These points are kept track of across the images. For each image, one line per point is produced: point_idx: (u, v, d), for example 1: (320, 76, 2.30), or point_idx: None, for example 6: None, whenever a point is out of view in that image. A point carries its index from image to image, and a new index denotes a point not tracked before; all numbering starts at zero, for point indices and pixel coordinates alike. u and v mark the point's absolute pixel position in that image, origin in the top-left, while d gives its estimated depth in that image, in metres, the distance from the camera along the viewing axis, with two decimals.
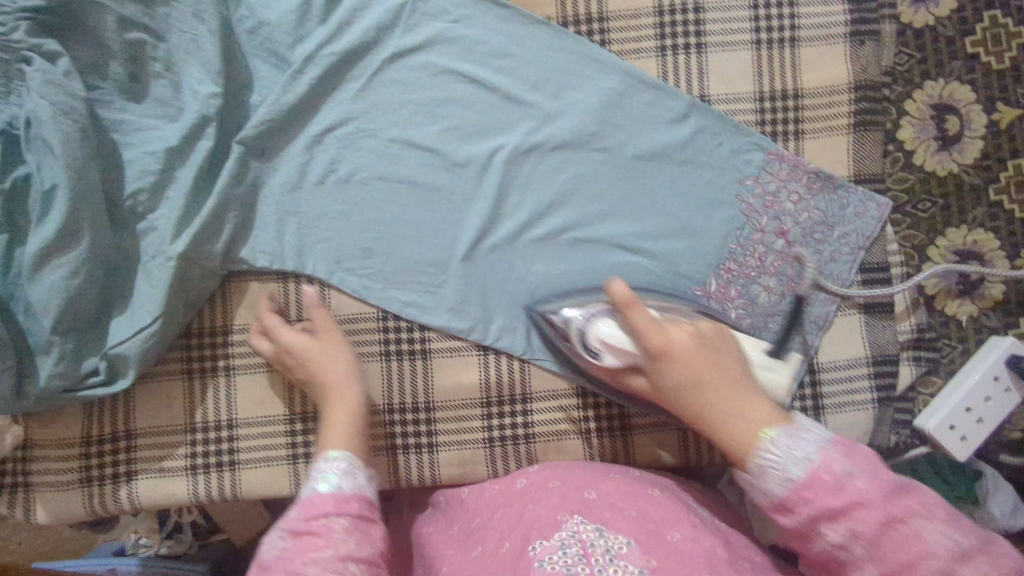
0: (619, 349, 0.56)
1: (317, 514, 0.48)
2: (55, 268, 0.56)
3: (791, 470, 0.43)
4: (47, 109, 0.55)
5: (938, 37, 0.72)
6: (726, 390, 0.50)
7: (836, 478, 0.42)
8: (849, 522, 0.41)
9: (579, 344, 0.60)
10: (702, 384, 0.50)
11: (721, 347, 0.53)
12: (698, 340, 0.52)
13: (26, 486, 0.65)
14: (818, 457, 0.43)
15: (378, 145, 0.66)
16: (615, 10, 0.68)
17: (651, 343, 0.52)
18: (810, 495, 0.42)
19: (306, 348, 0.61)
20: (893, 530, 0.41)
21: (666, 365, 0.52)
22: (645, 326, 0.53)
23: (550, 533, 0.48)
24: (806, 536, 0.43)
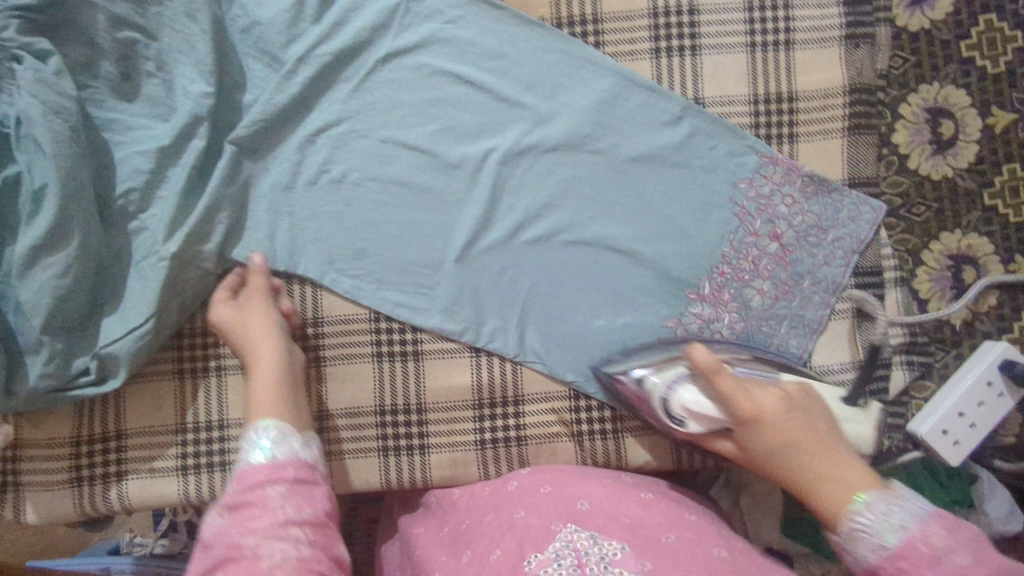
0: (705, 416, 0.56)
1: (252, 484, 0.46)
2: (45, 267, 0.56)
3: (883, 537, 0.44)
4: (39, 108, 0.55)
5: (934, 41, 0.72)
6: (820, 455, 0.50)
7: (933, 552, 0.42)
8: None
9: (661, 411, 0.59)
10: (791, 447, 0.51)
11: (809, 407, 0.54)
12: (786, 403, 0.54)
13: (16, 486, 0.65)
14: (916, 528, 0.43)
15: (371, 145, 0.66)
16: (610, 12, 0.68)
17: (739, 408, 0.53)
18: (903, 565, 0.42)
19: (232, 320, 0.60)
20: None
21: (755, 430, 0.53)
22: (733, 391, 0.54)
23: (544, 544, 0.47)
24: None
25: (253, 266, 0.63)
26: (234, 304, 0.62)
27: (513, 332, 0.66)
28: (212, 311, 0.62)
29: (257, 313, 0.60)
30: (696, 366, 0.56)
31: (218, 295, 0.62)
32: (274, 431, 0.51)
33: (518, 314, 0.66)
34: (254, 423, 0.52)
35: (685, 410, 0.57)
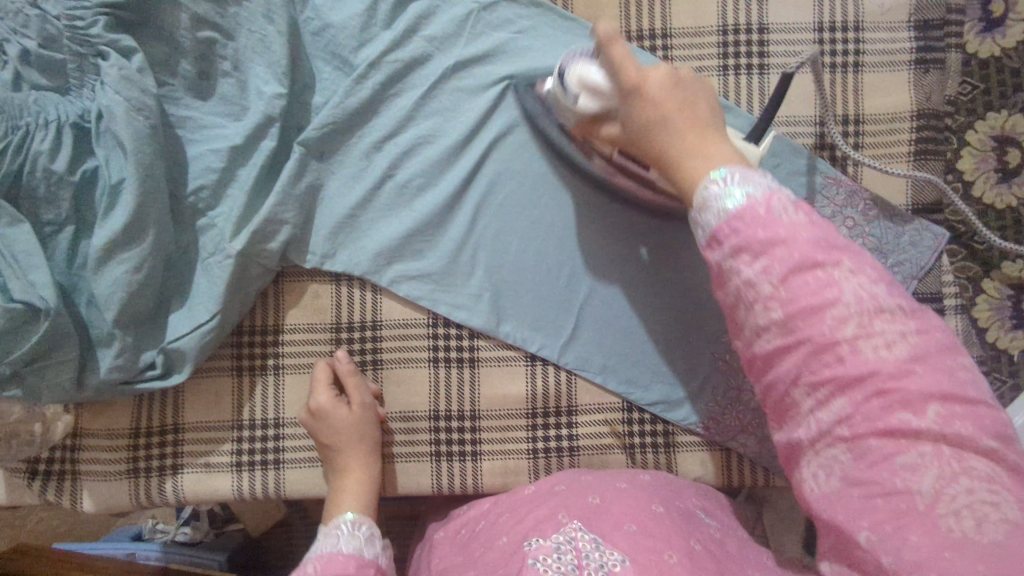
0: (596, 91, 0.54)
1: (338, 572, 0.51)
2: (119, 262, 0.56)
3: (727, 202, 0.41)
4: (122, 105, 0.55)
5: (1003, 68, 0.72)
6: (686, 130, 0.49)
7: (769, 213, 0.39)
8: (768, 257, 0.38)
9: (556, 86, 0.57)
10: (666, 120, 0.49)
11: (697, 91, 0.51)
12: (673, 79, 0.51)
13: (73, 473, 0.65)
14: (759, 195, 0.40)
15: (437, 153, 0.66)
16: (679, 27, 0.68)
17: (625, 77, 0.51)
18: (736, 225, 0.40)
19: (337, 416, 0.62)
20: (808, 274, 0.37)
21: (636, 100, 0.50)
22: (623, 61, 0.51)
23: (550, 533, 0.50)
24: (722, 274, 0.41)
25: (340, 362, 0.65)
26: (337, 401, 0.63)
27: (578, 347, 0.66)
28: (313, 395, 0.64)
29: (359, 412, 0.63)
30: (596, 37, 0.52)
31: (322, 377, 0.65)
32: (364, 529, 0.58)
33: (572, 324, 0.66)
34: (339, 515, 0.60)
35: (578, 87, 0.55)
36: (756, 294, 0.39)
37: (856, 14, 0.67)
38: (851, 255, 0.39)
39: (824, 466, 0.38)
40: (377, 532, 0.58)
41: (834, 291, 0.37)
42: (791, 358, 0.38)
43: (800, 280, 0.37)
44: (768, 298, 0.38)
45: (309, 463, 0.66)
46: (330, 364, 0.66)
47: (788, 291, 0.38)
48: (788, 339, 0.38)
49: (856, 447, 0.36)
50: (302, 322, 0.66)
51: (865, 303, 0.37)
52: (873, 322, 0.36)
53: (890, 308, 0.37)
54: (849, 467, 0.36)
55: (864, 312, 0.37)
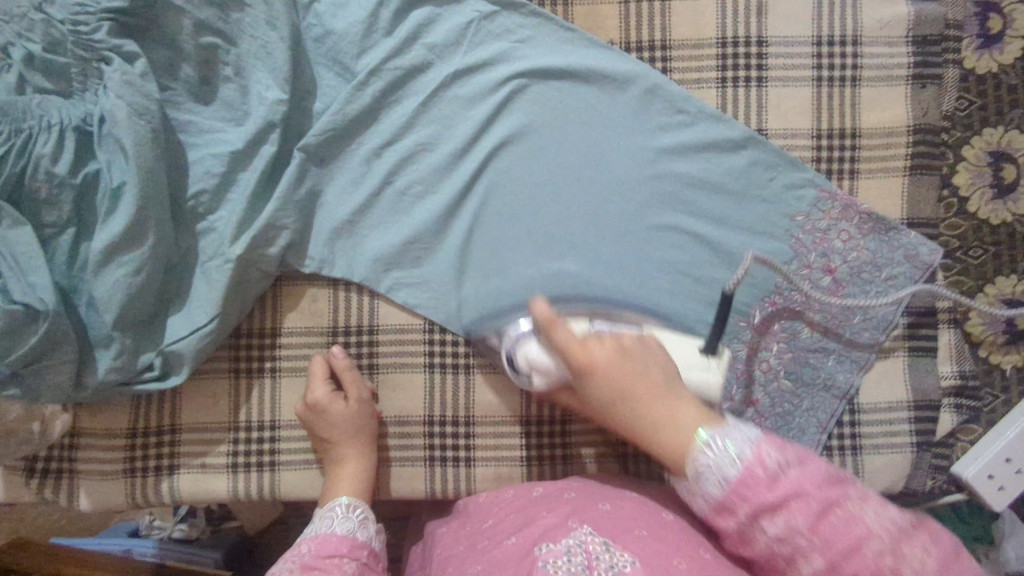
0: (546, 370, 0.59)
1: (332, 553, 0.56)
2: (119, 265, 0.57)
3: (724, 470, 0.43)
4: (124, 109, 0.56)
5: (1000, 84, 0.73)
6: (648, 404, 0.51)
7: (768, 473, 0.42)
8: (787, 515, 0.41)
9: (509, 366, 0.61)
10: (623, 396, 0.52)
11: (641, 354, 0.54)
12: (619, 351, 0.54)
13: (70, 472, 0.66)
14: (749, 453, 0.43)
15: (435, 161, 0.66)
16: (679, 38, 0.69)
17: (575, 359, 0.54)
18: (742, 491, 0.42)
19: (332, 413, 0.63)
20: (828, 516, 0.40)
21: (588, 380, 0.54)
22: (568, 342, 0.55)
23: (558, 537, 0.51)
24: (746, 537, 0.43)
25: (334, 357, 0.65)
26: (334, 395, 0.64)
27: None
28: (309, 391, 0.65)
29: (352, 409, 0.64)
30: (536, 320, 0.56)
31: (319, 373, 0.65)
32: (358, 511, 0.61)
33: None
34: (334, 498, 0.62)
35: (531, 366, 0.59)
36: (791, 547, 0.41)
37: (854, 30, 0.68)
38: (853, 484, 0.42)
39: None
40: (371, 513, 0.62)
41: (860, 526, 0.40)
42: None
43: (827, 520, 0.40)
44: (806, 549, 0.41)
45: (304, 465, 0.67)
46: (326, 359, 0.66)
47: (820, 538, 0.40)
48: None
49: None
50: (299, 325, 0.67)
51: (888, 527, 0.40)
52: (902, 546, 0.39)
53: (907, 528, 0.40)
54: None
55: (895, 541, 0.39)
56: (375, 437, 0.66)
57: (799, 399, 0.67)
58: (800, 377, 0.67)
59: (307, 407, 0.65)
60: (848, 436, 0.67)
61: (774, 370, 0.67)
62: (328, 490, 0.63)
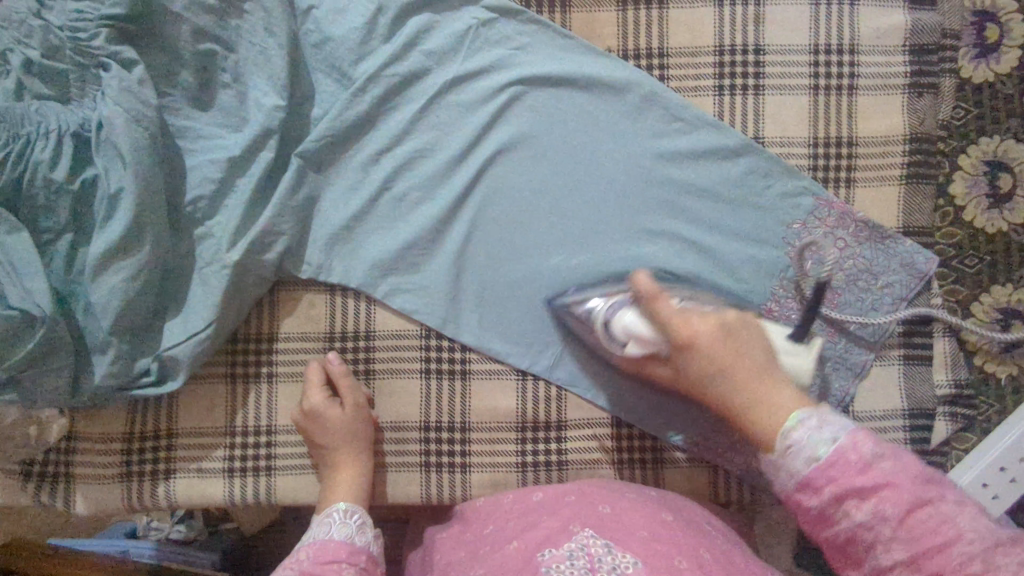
0: (641, 340, 0.59)
1: (330, 559, 0.55)
2: (116, 271, 0.57)
3: (817, 449, 0.42)
4: (122, 116, 0.56)
5: (996, 93, 0.73)
6: (743, 378, 0.52)
7: (862, 460, 0.41)
8: (876, 502, 0.39)
9: (603, 334, 0.62)
10: (724, 372, 0.53)
11: (743, 335, 0.55)
12: (721, 328, 0.55)
13: (67, 476, 0.66)
14: (845, 438, 0.42)
15: (433, 167, 0.67)
16: (676, 47, 0.69)
17: (677, 331, 0.56)
18: (831, 472, 0.41)
19: (329, 418, 0.63)
20: (918, 511, 0.38)
21: (687, 354, 0.55)
22: (670, 316, 0.56)
23: (561, 543, 0.50)
24: (827, 519, 0.41)
25: (330, 362, 0.66)
26: (331, 401, 0.64)
27: (569, 361, 0.67)
28: (306, 397, 0.65)
29: (348, 414, 0.64)
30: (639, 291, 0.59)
31: (316, 379, 0.65)
32: (357, 516, 0.61)
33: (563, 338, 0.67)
34: (332, 503, 0.62)
35: (626, 335, 0.60)
36: (873, 536, 0.39)
37: (851, 38, 0.68)
38: (953, 489, 0.40)
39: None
40: (368, 519, 0.61)
41: (953, 527, 0.37)
42: None
43: (916, 517, 0.38)
44: (888, 540, 0.39)
45: (300, 470, 0.67)
46: (323, 365, 0.66)
47: (907, 531, 0.38)
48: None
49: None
50: (296, 331, 0.67)
51: (988, 537, 0.37)
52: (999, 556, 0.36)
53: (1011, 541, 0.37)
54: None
55: (990, 549, 0.36)
56: (371, 444, 0.66)
57: None
58: None
59: (304, 413, 0.65)
60: None
61: None
62: (325, 496, 0.64)
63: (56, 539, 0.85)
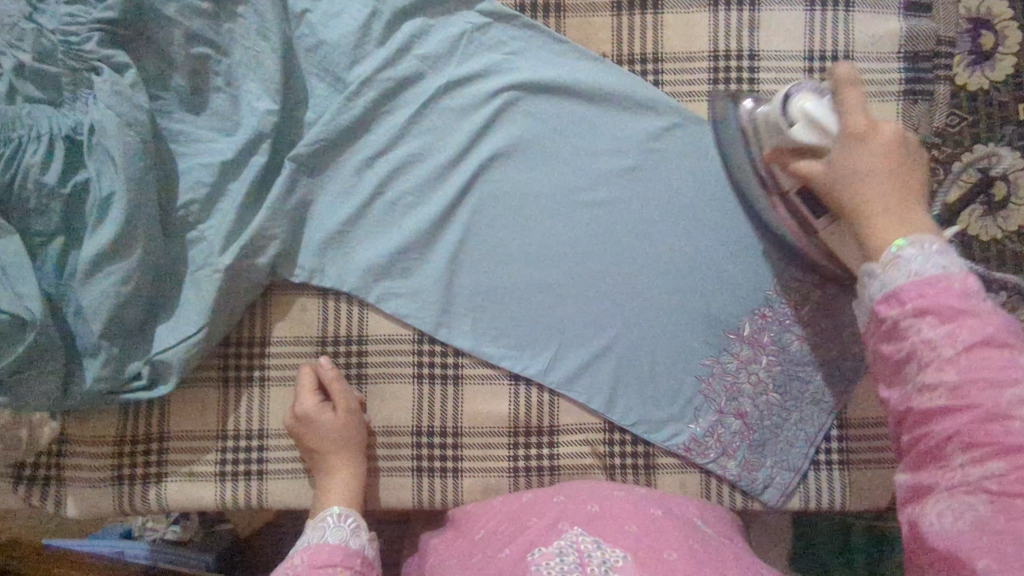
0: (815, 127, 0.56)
1: (325, 563, 0.55)
2: (107, 274, 0.57)
3: (925, 264, 0.44)
4: (113, 119, 0.56)
5: (991, 101, 0.73)
6: (891, 185, 0.52)
7: (964, 289, 0.42)
8: (955, 325, 0.41)
9: (771, 117, 0.59)
10: (876, 173, 0.53)
11: (913, 161, 0.55)
12: (900, 144, 0.54)
13: (58, 479, 0.66)
14: (957, 272, 0.43)
15: (426, 171, 0.67)
16: (671, 52, 0.69)
17: (856, 123, 0.53)
18: (929, 287, 0.43)
19: (320, 422, 0.63)
20: (989, 349, 0.40)
21: (857, 145, 0.54)
22: (856, 105, 0.54)
23: (551, 541, 0.50)
24: (897, 333, 0.44)
25: (321, 365, 0.65)
26: (323, 406, 0.64)
27: (562, 367, 0.67)
28: (298, 401, 0.65)
29: (340, 418, 0.64)
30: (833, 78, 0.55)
31: (308, 383, 0.65)
32: (351, 520, 0.61)
33: (557, 343, 0.67)
34: (325, 508, 0.62)
35: (800, 116, 0.56)
36: (933, 355, 0.42)
37: (846, 44, 0.68)
38: None
39: (955, 510, 0.40)
40: (363, 521, 0.61)
41: (1013, 373, 0.39)
42: (951, 424, 0.40)
43: (981, 354, 0.40)
44: (945, 361, 0.41)
45: (292, 473, 0.67)
46: (314, 369, 0.66)
47: (968, 360, 0.40)
48: (955, 400, 0.40)
49: (1000, 501, 0.38)
50: (288, 335, 0.67)
51: None
52: None
53: None
54: (985, 516, 0.38)
55: None
56: (363, 447, 0.66)
57: (788, 412, 0.67)
58: (789, 392, 0.67)
59: (296, 417, 0.64)
60: (835, 450, 0.67)
61: (763, 384, 0.67)
62: (318, 501, 0.63)
63: (50, 539, 0.85)
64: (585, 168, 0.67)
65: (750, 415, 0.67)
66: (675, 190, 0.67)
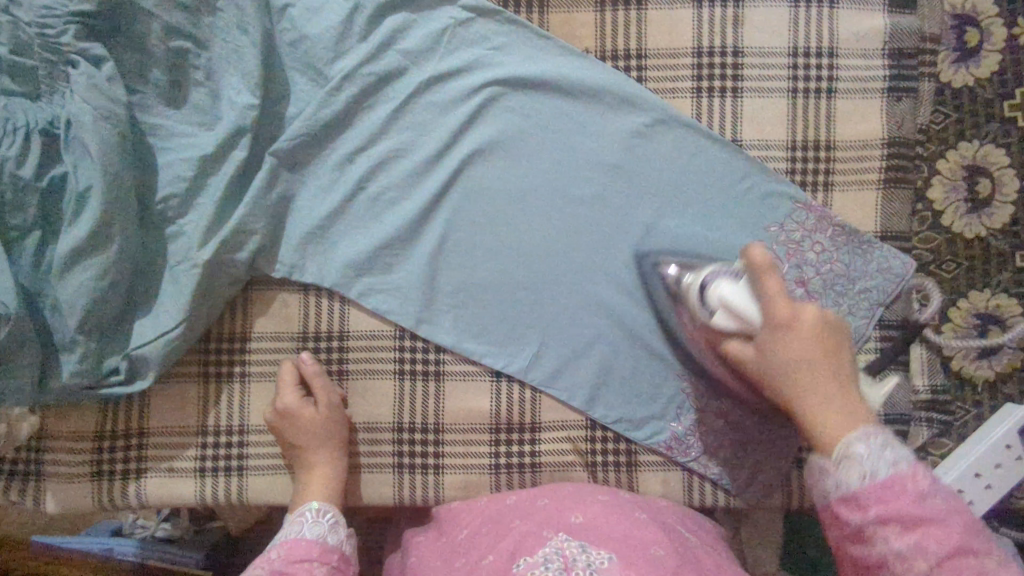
0: (737, 313, 0.56)
1: (302, 558, 0.55)
2: (84, 269, 0.57)
3: (876, 469, 0.45)
4: (90, 113, 0.56)
5: (975, 98, 0.74)
6: (826, 379, 0.53)
7: (918, 490, 0.43)
8: (919, 537, 0.42)
9: (695, 300, 0.60)
10: (812, 365, 0.53)
11: (838, 338, 0.56)
12: (823, 323, 0.55)
13: (37, 475, 0.66)
14: (907, 469, 0.44)
15: (408, 167, 0.66)
16: (655, 48, 0.68)
17: (778, 313, 0.54)
18: (884, 494, 0.44)
19: (301, 418, 0.63)
20: (956, 555, 0.41)
21: (786, 335, 0.54)
22: (776, 293, 0.54)
23: (535, 551, 0.48)
24: (863, 539, 0.45)
25: (301, 361, 0.65)
26: (304, 401, 0.64)
27: (544, 364, 0.67)
28: (279, 397, 0.64)
29: (319, 416, 0.63)
30: (748, 262, 0.55)
31: (289, 378, 0.65)
32: (329, 515, 0.60)
33: (538, 340, 0.67)
34: (305, 503, 0.61)
35: (720, 304, 0.57)
36: (904, 564, 0.42)
37: (830, 41, 0.68)
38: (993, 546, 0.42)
39: None
40: (341, 517, 0.61)
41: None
42: None
43: (951, 561, 0.41)
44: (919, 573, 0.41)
45: (272, 470, 0.66)
46: (296, 364, 0.66)
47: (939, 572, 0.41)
48: None
49: None
50: (269, 331, 0.67)
51: None
52: None
53: None
54: None
55: None
56: (343, 444, 0.65)
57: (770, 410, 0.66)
58: None
59: (277, 414, 0.64)
60: None
61: None
62: (297, 497, 0.63)
63: (41, 535, 0.85)
64: (568, 165, 0.67)
65: (732, 413, 0.67)
66: (658, 187, 0.67)
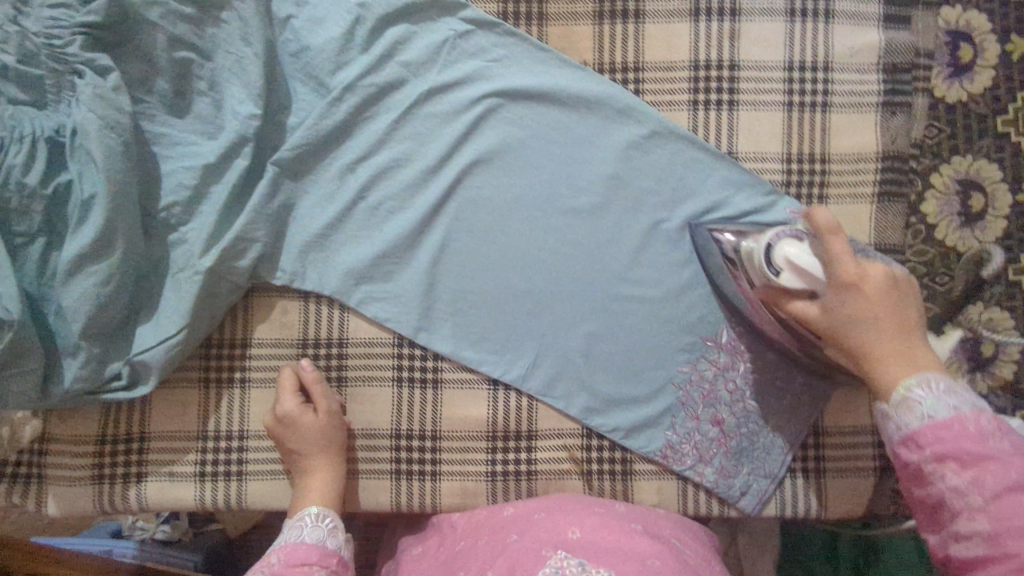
0: (802, 273, 0.54)
1: (301, 561, 0.56)
2: (87, 275, 0.58)
3: (934, 411, 0.48)
4: (95, 122, 0.57)
5: (969, 113, 0.75)
6: (891, 332, 0.52)
7: (978, 431, 0.46)
8: (979, 472, 0.45)
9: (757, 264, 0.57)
10: (875, 323, 0.52)
11: (908, 292, 0.54)
12: (888, 280, 0.53)
13: (39, 477, 0.67)
14: (969, 412, 0.47)
15: (408, 177, 0.67)
16: (651, 61, 0.69)
17: (845, 274, 0.52)
18: (942, 433, 0.46)
19: (300, 422, 0.63)
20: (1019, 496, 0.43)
21: (853, 294, 0.52)
22: (843, 253, 0.52)
23: (536, 569, 0.48)
24: (922, 476, 0.47)
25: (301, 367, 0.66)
26: (303, 407, 0.64)
27: (541, 373, 0.67)
28: (278, 402, 0.65)
29: (317, 422, 0.64)
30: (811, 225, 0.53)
31: (289, 384, 0.65)
32: (327, 519, 0.61)
33: (535, 348, 0.67)
34: (305, 507, 0.62)
35: (785, 266, 0.55)
36: (963, 501, 0.45)
37: (825, 56, 0.68)
38: None
39: None
40: (340, 521, 0.62)
41: None
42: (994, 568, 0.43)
43: (1011, 498, 0.43)
44: (977, 509, 0.44)
45: (270, 475, 0.67)
46: (296, 371, 0.66)
47: (998, 507, 0.43)
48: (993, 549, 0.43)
49: None
50: (270, 337, 0.67)
51: None
52: None
53: None
54: None
55: None
56: (342, 450, 0.66)
57: (765, 419, 0.67)
58: (768, 401, 0.67)
59: (275, 418, 0.65)
60: (811, 459, 0.68)
61: (741, 391, 0.67)
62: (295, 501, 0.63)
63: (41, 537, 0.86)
64: (566, 176, 0.68)
65: (727, 423, 0.67)
66: (654, 198, 0.68)
